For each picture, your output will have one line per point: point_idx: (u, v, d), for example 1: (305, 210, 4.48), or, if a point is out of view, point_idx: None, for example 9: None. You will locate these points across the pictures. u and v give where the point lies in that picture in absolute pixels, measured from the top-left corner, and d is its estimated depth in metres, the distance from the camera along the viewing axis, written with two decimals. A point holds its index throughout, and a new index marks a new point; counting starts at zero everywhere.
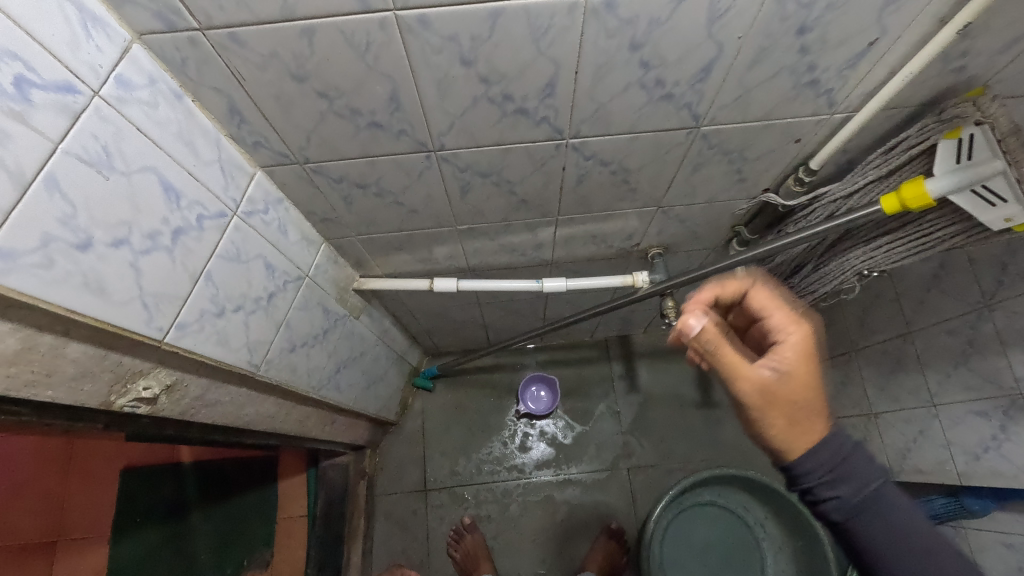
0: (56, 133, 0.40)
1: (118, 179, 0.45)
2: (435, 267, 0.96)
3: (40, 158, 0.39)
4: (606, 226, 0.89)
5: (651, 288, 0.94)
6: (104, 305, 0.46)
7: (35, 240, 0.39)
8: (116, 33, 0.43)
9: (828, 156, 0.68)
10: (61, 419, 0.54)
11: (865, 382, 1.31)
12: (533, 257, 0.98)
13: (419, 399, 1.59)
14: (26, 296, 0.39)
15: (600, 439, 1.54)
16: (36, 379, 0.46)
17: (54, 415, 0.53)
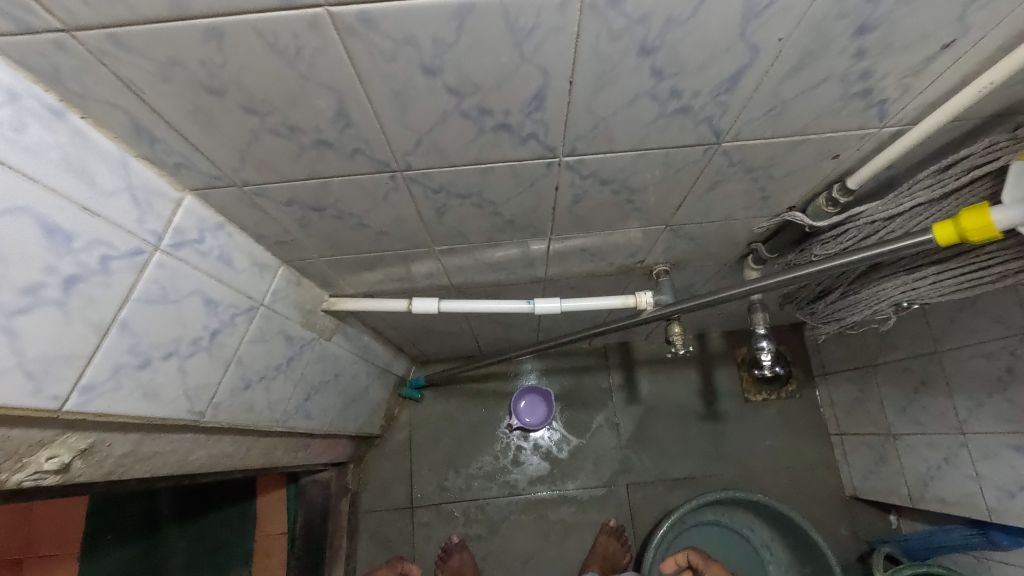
0: None
1: None
2: (414, 285, 0.86)
3: None
4: (606, 243, 0.79)
5: (656, 312, 0.83)
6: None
7: None
8: None
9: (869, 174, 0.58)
10: None
11: (884, 400, 1.21)
12: (524, 274, 0.87)
13: (405, 409, 1.50)
14: None
15: (597, 453, 1.46)
16: None
17: None
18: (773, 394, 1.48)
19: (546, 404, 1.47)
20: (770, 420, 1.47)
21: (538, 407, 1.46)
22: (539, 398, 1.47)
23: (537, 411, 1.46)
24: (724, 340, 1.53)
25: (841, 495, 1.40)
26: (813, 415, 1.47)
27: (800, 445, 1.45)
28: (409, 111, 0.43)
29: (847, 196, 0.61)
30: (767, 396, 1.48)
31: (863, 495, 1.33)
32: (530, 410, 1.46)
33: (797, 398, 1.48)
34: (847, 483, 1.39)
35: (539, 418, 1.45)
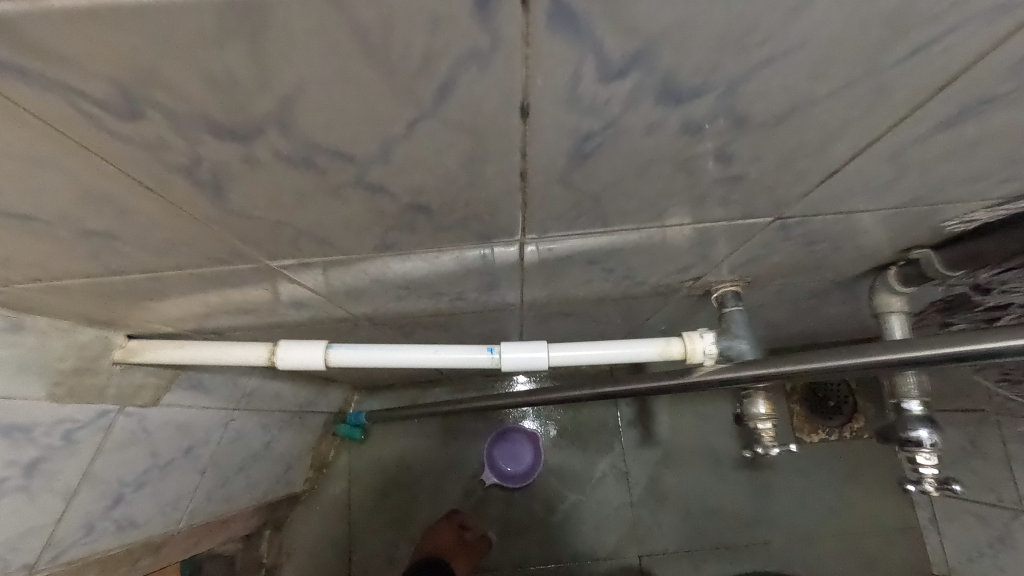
0: None
1: None
2: (287, 319, 0.49)
3: None
4: (631, 249, 0.41)
5: (717, 371, 0.46)
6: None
7: None
8: None
9: None
10: None
11: (1010, 461, 0.84)
12: (483, 302, 0.50)
13: (346, 452, 1.14)
14: None
15: (599, 511, 1.10)
16: None
17: None
18: (831, 432, 1.12)
19: (530, 443, 1.12)
20: (829, 468, 1.11)
21: (521, 452, 1.11)
22: (518, 439, 1.12)
23: (520, 457, 1.11)
24: None
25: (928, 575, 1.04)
26: (886, 461, 1.11)
27: (867, 502, 1.09)
28: None
29: None
30: (824, 437, 1.12)
31: None
32: (512, 457, 1.10)
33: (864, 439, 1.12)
34: (938, 559, 1.02)
35: (526, 465, 1.10)
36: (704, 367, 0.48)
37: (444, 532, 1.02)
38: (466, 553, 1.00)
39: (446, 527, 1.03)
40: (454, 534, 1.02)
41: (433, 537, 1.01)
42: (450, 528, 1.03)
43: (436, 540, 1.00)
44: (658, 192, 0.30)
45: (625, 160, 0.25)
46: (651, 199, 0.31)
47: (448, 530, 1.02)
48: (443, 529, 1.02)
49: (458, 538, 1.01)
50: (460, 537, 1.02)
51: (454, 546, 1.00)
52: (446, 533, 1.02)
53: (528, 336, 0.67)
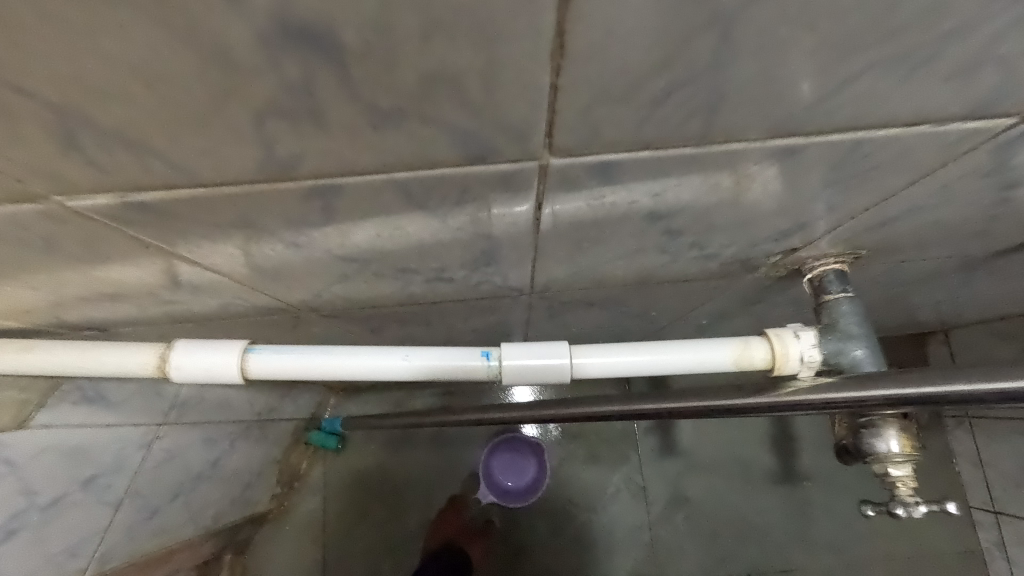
0: None
1: None
2: (194, 310, 0.34)
3: None
4: (710, 200, 0.26)
5: (817, 384, 0.31)
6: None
7: None
8: None
9: None
10: None
11: None
12: (479, 285, 0.34)
13: (322, 463, 0.99)
14: None
15: (610, 532, 0.96)
16: None
17: None
18: None
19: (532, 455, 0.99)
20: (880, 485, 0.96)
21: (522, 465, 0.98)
22: (518, 450, 0.99)
23: (521, 472, 0.98)
24: None
25: None
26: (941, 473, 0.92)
27: (921, 523, 0.94)
28: None
29: None
30: None
31: None
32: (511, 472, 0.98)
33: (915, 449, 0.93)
34: None
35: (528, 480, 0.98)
36: (802, 383, 0.32)
37: (448, 522, 0.97)
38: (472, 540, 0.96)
39: (450, 515, 0.98)
40: (458, 522, 0.97)
41: (440, 527, 0.98)
42: (454, 516, 0.98)
43: (441, 533, 0.97)
44: (821, 36, 0.15)
45: None
46: (796, 65, 0.16)
47: (452, 519, 0.98)
48: (447, 519, 0.98)
49: (463, 527, 0.97)
50: (465, 525, 0.97)
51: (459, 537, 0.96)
52: (450, 522, 0.97)
53: (539, 332, 0.52)
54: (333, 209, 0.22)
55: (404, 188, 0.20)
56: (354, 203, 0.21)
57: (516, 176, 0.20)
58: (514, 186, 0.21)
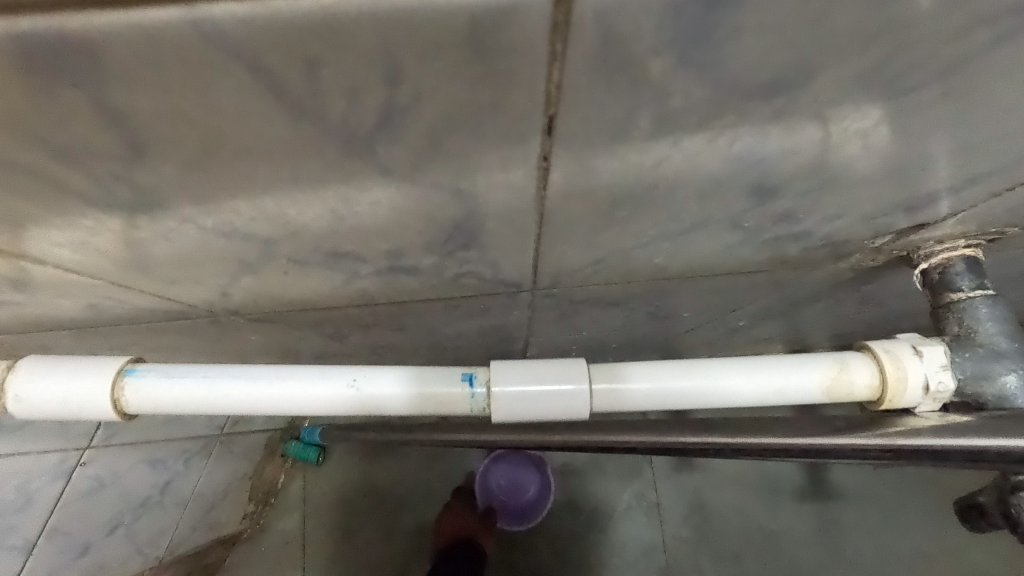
0: None
1: None
2: (52, 312, 0.24)
3: None
4: (809, 132, 0.16)
5: (948, 421, 0.22)
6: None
7: None
8: None
9: None
10: None
11: None
12: (458, 278, 0.25)
13: (301, 478, 0.90)
14: None
15: (622, 555, 0.86)
16: None
17: None
18: None
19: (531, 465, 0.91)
20: (923, 500, 0.86)
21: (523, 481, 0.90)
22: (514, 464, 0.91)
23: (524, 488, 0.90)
24: None
25: None
26: None
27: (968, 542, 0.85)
28: None
29: None
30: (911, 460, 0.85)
31: None
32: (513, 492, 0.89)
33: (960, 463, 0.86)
34: None
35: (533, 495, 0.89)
36: (924, 423, 0.23)
37: (457, 513, 0.86)
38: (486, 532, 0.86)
39: (459, 506, 0.87)
40: (469, 512, 0.87)
41: (447, 520, 0.86)
42: (464, 507, 0.87)
43: (451, 525, 0.85)
44: None
45: None
46: None
47: (462, 510, 0.87)
48: (457, 510, 0.87)
49: (476, 517, 0.86)
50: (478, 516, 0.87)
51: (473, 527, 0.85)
52: (460, 513, 0.86)
53: (540, 340, 0.42)
54: (130, 109, 0.13)
55: (245, 54, 0.11)
56: (160, 94, 0.12)
57: (473, 42, 0.12)
58: (461, 78, 0.13)
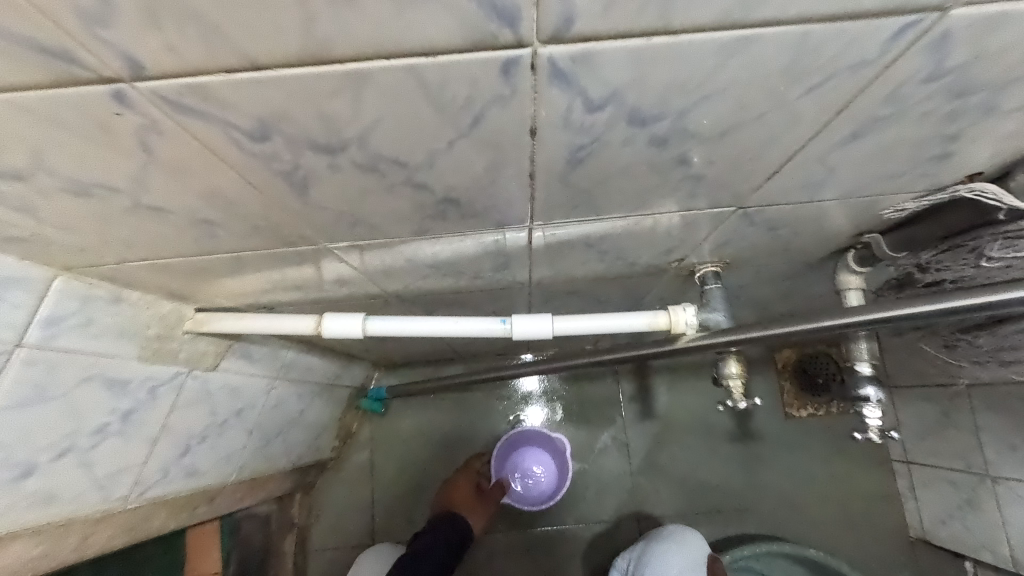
0: None
1: None
2: (328, 294, 0.56)
3: None
4: (620, 238, 0.48)
5: (697, 338, 0.55)
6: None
7: None
8: None
9: None
10: None
11: (980, 428, 0.93)
12: (498, 279, 0.57)
13: (367, 425, 1.23)
14: None
15: (601, 480, 1.19)
16: None
17: None
18: (821, 408, 1.20)
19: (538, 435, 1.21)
20: (820, 442, 1.19)
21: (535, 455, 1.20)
22: (525, 442, 1.21)
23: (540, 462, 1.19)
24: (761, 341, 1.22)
25: (903, 534, 1.14)
26: (871, 435, 1.18)
27: (851, 474, 1.17)
28: None
29: None
30: (814, 412, 1.20)
31: (938, 540, 1.06)
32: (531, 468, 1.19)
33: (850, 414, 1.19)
34: (914, 521, 1.12)
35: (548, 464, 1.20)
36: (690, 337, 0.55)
37: (461, 488, 1.09)
38: (484, 505, 1.07)
39: (465, 482, 1.09)
40: (472, 487, 1.09)
41: (454, 490, 1.07)
42: (468, 482, 1.09)
43: (456, 496, 1.06)
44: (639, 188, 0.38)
45: (617, 165, 0.33)
46: (634, 195, 0.39)
47: (466, 485, 1.09)
48: (461, 484, 1.09)
49: (476, 492, 1.08)
50: (476, 493, 1.08)
51: (472, 503, 1.06)
52: (464, 487, 1.09)
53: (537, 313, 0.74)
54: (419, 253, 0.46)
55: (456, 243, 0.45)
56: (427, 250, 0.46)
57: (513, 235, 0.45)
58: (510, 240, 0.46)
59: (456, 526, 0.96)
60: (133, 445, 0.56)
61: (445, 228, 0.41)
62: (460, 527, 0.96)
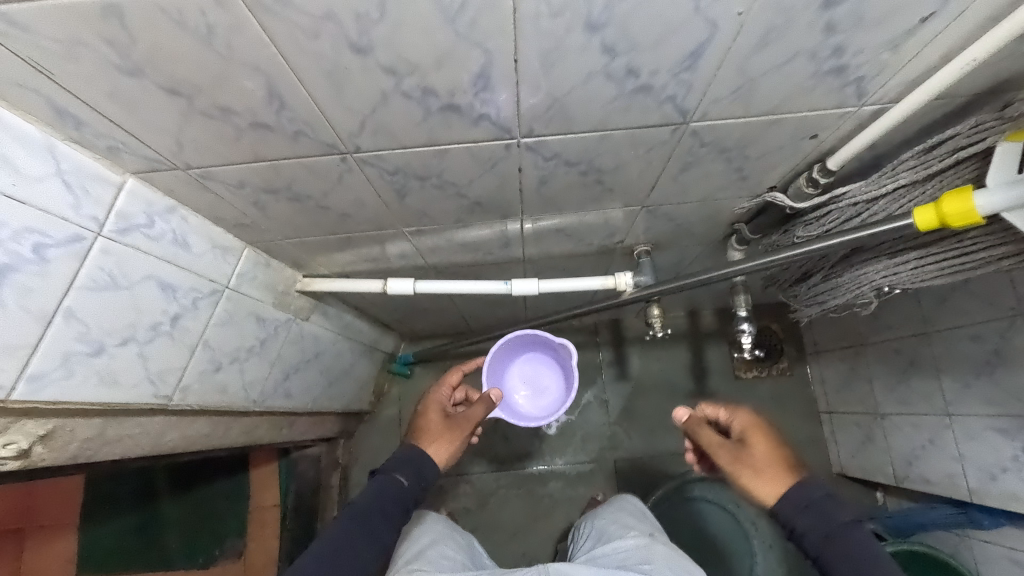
0: None
1: None
2: (390, 265, 0.85)
3: None
4: (579, 228, 0.77)
5: (636, 294, 0.81)
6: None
7: None
8: None
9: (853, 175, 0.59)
10: None
11: (873, 378, 1.21)
12: (502, 255, 0.86)
13: (396, 385, 1.52)
14: None
15: (585, 430, 1.48)
16: None
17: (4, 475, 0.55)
18: (764, 371, 1.48)
19: None
20: (762, 399, 1.47)
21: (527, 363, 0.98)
22: None
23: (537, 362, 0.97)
24: (716, 317, 1.51)
25: (828, 472, 1.41)
26: (804, 393, 1.46)
27: (787, 423, 1.45)
28: (302, 85, 0.39)
29: (829, 177, 0.58)
30: (758, 374, 1.48)
31: (851, 472, 1.34)
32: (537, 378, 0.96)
33: (788, 376, 1.48)
34: (836, 460, 1.39)
35: (549, 360, 0.94)
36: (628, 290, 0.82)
37: (429, 411, 0.80)
38: (454, 429, 0.76)
39: (435, 402, 0.82)
40: (439, 413, 0.79)
41: (423, 412, 0.81)
42: (438, 406, 0.81)
43: (423, 418, 0.79)
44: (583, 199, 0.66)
45: (567, 188, 0.61)
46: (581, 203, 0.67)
47: (436, 407, 0.81)
48: (431, 406, 0.81)
49: (443, 417, 0.77)
50: (446, 414, 0.78)
51: (440, 425, 0.76)
52: (433, 408, 0.80)
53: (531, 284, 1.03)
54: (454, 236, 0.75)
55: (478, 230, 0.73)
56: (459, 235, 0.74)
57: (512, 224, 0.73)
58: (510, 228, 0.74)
59: (415, 457, 0.70)
60: (264, 364, 0.84)
61: (471, 221, 0.70)
62: (418, 468, 0.70)
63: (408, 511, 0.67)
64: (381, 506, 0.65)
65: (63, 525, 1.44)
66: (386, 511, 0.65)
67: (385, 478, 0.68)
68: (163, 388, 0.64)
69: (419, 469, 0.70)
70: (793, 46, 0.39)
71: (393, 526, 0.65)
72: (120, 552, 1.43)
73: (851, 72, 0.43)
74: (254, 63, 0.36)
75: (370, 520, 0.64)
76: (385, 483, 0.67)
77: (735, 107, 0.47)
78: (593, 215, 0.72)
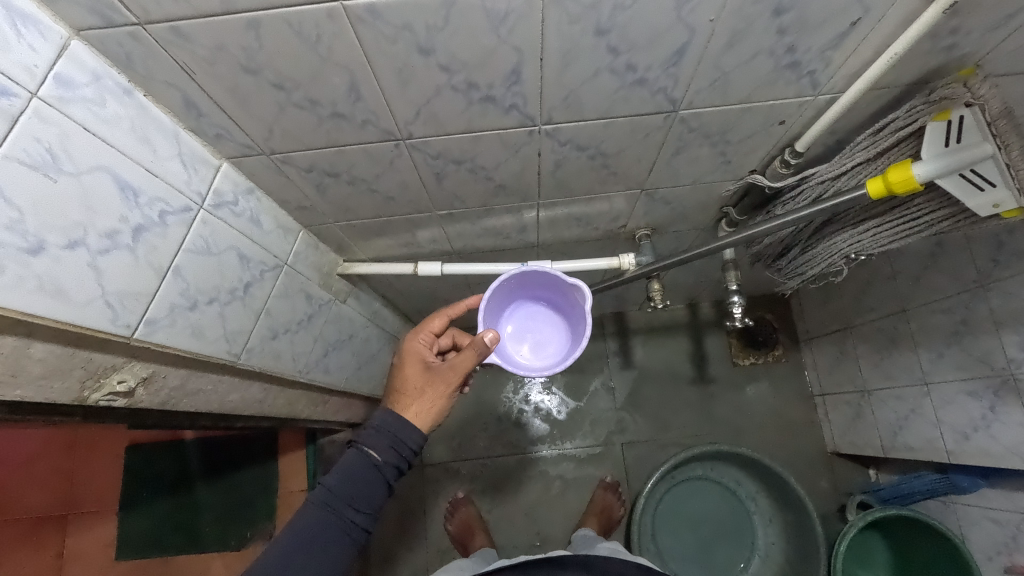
0: (33, 160, 0.42)
1: (135, 211, 0.52)
2: (419, 250, 0.96)
3: (56, 196, 0.44)
4: (587, 213, 0.88)
5: (638, 271, 0.92)
6: (18, 295, 0.42)
7: (34, 271, 0.43)
8: (117, 85, 0.48)
9: (819, 156, 0.71)
10: (81, 415, 0.62)
11: (859, 358, 1.30)
12: (518, 240, 0.96)
13: None
14: (40, 318, 0.45)
15: (592, 415, 1.57)
16: (47, 374, 0.51)
17: (107, 414, 0.65)
18: (759, 358, 1.58)
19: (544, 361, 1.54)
20: (758, 384, 1.56)
21: (518, 317, 0.90)
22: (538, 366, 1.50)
23: (528, 311, 0.90)
24: (713, 309, 1.61)
25: (824, 451, 1.50)
26: (797, 377, 1.56)
27: (782, 407, 1.54)
28: (374, 82, 0.51)
29: (797, 159, 0.69)
30: (754, 361, 1.58)
31: (844, 449, 1.43)
32: (535, 327, 0.89)
33: (782, 362, 1.57)
34: (829, 439, 1.48)
35: (547, 304, 0.90)
36: (632, 270, 0.92)
37: (409, 365, 0.78)
38: (438, 385, 0.75)
39: (416, 352, 0.79)
40: (421, 367, 0.77)
41: (403, 365, 0.78)
42: (417, 358, 0.78)
43: (404, 374, 0.77)
44: (590, 184, 0.77)
45: (577, 173, 0.73)
46: (589, 188, 0.78)
47: (417, 358, 0.78)
48: (411, 358, 0.78)
49: (426, 372, 0.76)
50: (429, 370, 0.76)
51: (423, 383, 0.75)
52: (412, 361, 0.78)
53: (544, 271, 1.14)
54: (479, 221, 0.86)
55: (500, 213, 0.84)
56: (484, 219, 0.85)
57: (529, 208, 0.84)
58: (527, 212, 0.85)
59: (391, 425, 0.72)
60: (309, 338, 0.95)
61: (494, 205, 0.81)
62: (398, 439, 0.71)
63: (387, 480, 0.71)
64: (356, 482, 0.69)
65: (103, 509, 1.52)
66: (361, 486, 0.69)
67: (360, 452, 0.71)
68: (236, 345, 0.74)
69: (396, 439, 0.71)
70: (755, 45, 0.51)
71: (375, 497, 0.70)
72: (155, 536, 1.50)
73: (803, 66, 0.55)
74: (344, 62, 0.48)
75: (346, 497, 0.69)
76: (360, 457, 0.70)
77: (716, 94, 0.58)
78: (600, 201, 0.83)
